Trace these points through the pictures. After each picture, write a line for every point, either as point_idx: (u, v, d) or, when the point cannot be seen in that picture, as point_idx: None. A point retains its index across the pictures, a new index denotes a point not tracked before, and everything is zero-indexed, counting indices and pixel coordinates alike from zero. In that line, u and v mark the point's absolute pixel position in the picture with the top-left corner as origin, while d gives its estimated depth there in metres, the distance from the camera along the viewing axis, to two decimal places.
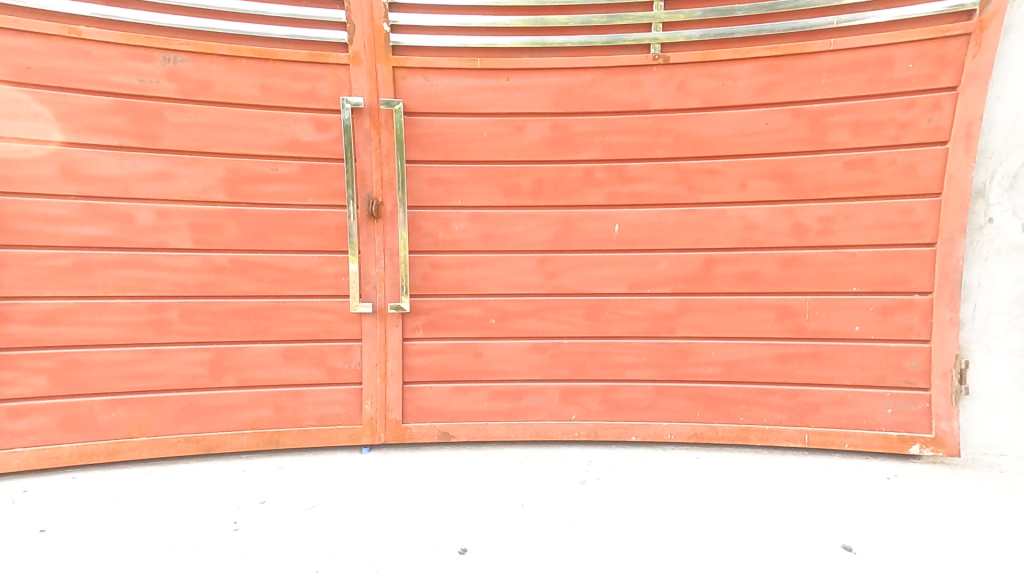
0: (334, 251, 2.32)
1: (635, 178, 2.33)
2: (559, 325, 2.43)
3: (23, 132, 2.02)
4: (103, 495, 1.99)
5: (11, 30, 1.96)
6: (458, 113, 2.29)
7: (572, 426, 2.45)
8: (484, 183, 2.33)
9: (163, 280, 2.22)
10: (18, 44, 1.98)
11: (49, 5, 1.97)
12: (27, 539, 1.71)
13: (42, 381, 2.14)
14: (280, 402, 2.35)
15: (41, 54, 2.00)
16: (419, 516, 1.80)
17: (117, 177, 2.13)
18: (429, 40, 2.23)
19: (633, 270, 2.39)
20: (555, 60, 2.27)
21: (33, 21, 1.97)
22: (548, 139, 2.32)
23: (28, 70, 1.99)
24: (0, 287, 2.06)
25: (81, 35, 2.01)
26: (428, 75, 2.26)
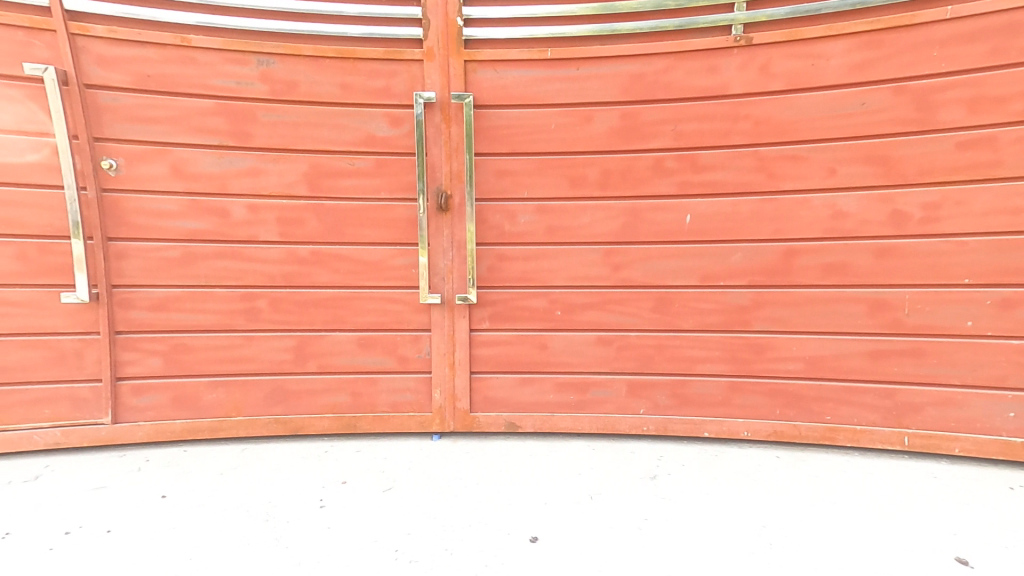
0: (406, 243, 2.40)
1: (709, 167, 2.25)
2: (627, 317, 2.39)
3: (141, 135, 2.23)
4: (207, 468, 2.18)
5: (135, 41, 2.16)
6: (527, 105, 2.29)
7: (640, 420, 2.41)
8: (551, 175, 2.33)
9: (252, 271, 2.37)
10: (138, 54, 2.18)
11: (162, 17, 2.16)
12: (151, 503, 1.90)
13: (156, 362, 2.37)
14: (356, 389, 2.46)
15: (156, 63, 2.19)
16: (491, 503, 1.84)
17: (215, 175, 2.30)
18: (500, 33, 2.25)
19: (705, 261, 2.31)
20: (627, 47, 2.22)
21: (153, 32, 2.16)
22: (617, 129, 2.27)
23: (148, 78, 2.19)
24: (124, 276, 2.29)
25: (190, 43, 2.18)
26: (498, 68, 2.27)
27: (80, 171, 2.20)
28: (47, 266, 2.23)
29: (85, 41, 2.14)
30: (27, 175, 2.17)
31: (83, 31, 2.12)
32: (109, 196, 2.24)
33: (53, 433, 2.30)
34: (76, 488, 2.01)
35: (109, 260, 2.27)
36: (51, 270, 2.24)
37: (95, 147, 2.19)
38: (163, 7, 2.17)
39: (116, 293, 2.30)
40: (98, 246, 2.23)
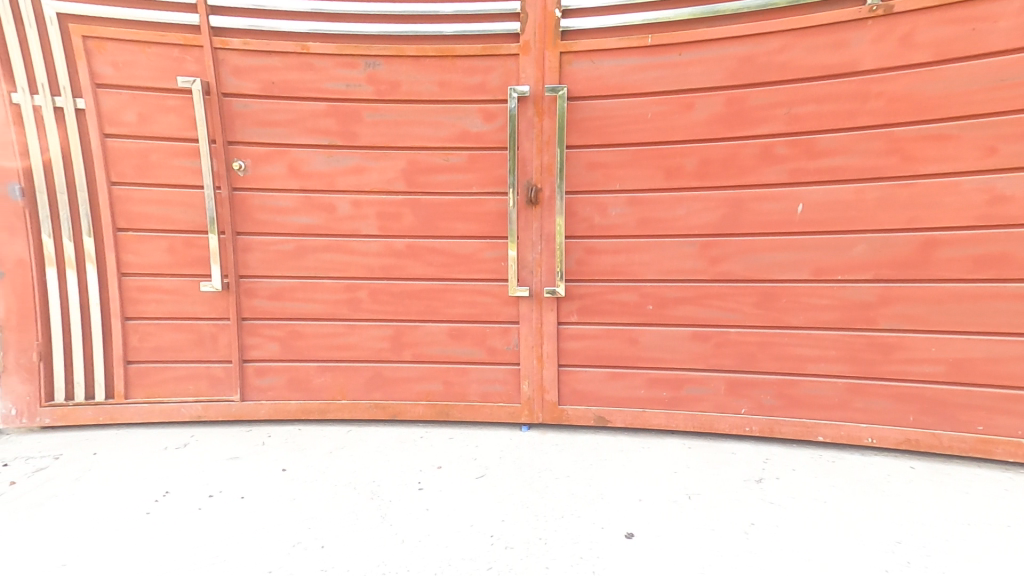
0: (496, 236, 2.44)
1: (828, 152, 2.08)
2: (726, 313, 2.28)
3: (265, 137, 2.44)
4: (319, 447, 2.38)
5: (264, 51, 2.37)
6: (625, 94, 2.24)
7: (742, 421, 2.29)
8: (645, 166, 2.26)
9: (354, 264, 2.53)
10: (266, 63, 2.39)
11: (285, 28, 2.35)
12: (273, 475, 2.13)
13: (274, 346, 2.60)
14: (448, 377, 2.56)
15: (280, 70, 2.39)
16: (583, 497, 1.84)
17: (324, 173, 2.47)
18: (598, 21, 2.21)
19: (819, 254, 2.15)
20: (732, 28, 2.10)
21: (279, 42, 2.36)
22: (720, 115, 2.17)
23: (272, 84, 2.40)
24: (248, 267, 2.54)
25: (309, 51, 2.36)
26: (594, 58, 2.24)
27: (216, 173, 2.46)
28: (189, 258, 2.53)
29: (225, 54, 2.38)
30: (177, 176, 2.46)
31: (224, 45, 2.36)
32: (239, 194, 2.48)
33: (195, 406, 2.60)
34: (219, 455, 2.32)
35: (238, 252, 2.52)
36: (193, 262, 2.53)
37: (229, 150, 2.45)
38: (285, 18, 2.36)
39: (242, 282, 2.55)
40: (230, 240, 2.48)
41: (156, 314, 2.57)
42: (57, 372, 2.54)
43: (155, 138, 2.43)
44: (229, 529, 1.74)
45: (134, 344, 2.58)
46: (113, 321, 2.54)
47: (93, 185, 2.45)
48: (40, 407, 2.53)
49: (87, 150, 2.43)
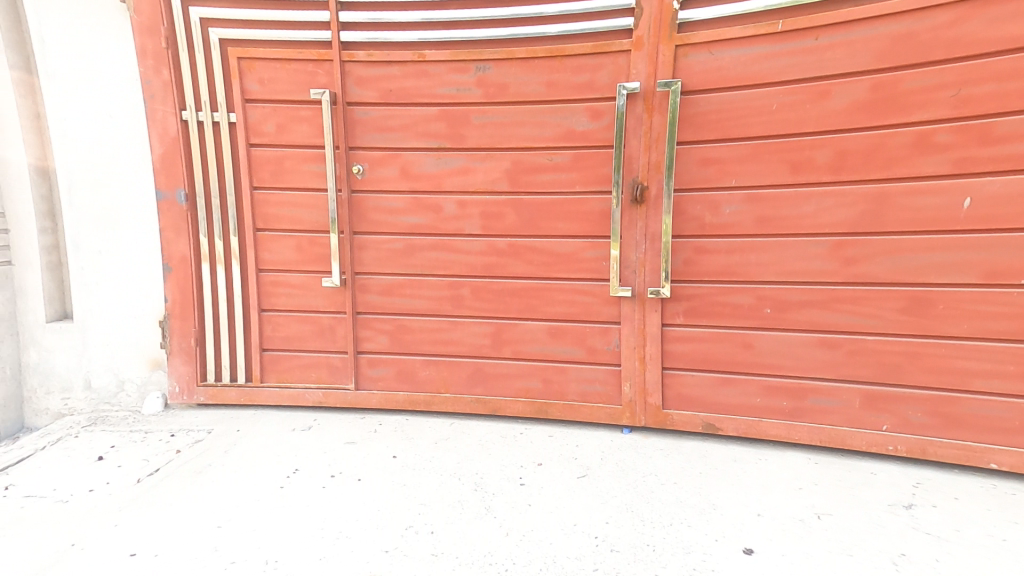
0: (598, 235, 2.41)
1: (1007, 138, 1.82)
2: (863, 319, 2.08)
3: (381, 142, 2.61)
4: (426, 437, 2.50)
5: (385, 61, 2.53)
6: (753, 85, 2.11)
7: (884, 439, 2.09)
8: (767, 161, 2.13)
9: (459, 262, 2.63)
10: (386, 72, 2.55)
11: (403, 38, 2.50)
12: (385, 461, 2.27)
13: (384, 339, 2.77)
14: (547, 375, 2.57)
15: (398, 78, 2.54)
16: (693, 506, 1.77)
17: (433, 175, 2.59)
18: (720, 10, 2.11)
19: (990, 254, 1.89)
20: (876, 7, 1.91)
21: (397, 52, 2.51)
22: (864, 102, 1.98)
23: (390, 92, 2.56)
24: (363, 264, 2.73)
25: (425, 58, 2.49)
26: (713, 49, 2.14)
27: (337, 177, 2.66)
28: (313, 255, 2.76)
29: (351, 66, 2.57)
30: (306, 180, 2.70)
31: (351, 57, 2.55)
32: (356, 196, 2.67)
33: (318, 393, 2.84)
34: (336, 439, 2.52)
35: (354, 250, 2.72)
36: (315, 259, 2.77)
37: (350, 155, 2.64)
38: (404, 29, 2.50)
39: (356, 279, 2.74)
40: (348, 239, 2.68)
41: (286, 306, 2.84)
42: (208, 356, 2.89)
43: (288, 146, 2.69)
44: (350, 508, 1.88)
45: (268, 334, 2.87)
46: (251, 313, 2.85)
47: (239, 191, 2.76)
48: (196, 386, 2.90)
49: (235, 160, 2.74)
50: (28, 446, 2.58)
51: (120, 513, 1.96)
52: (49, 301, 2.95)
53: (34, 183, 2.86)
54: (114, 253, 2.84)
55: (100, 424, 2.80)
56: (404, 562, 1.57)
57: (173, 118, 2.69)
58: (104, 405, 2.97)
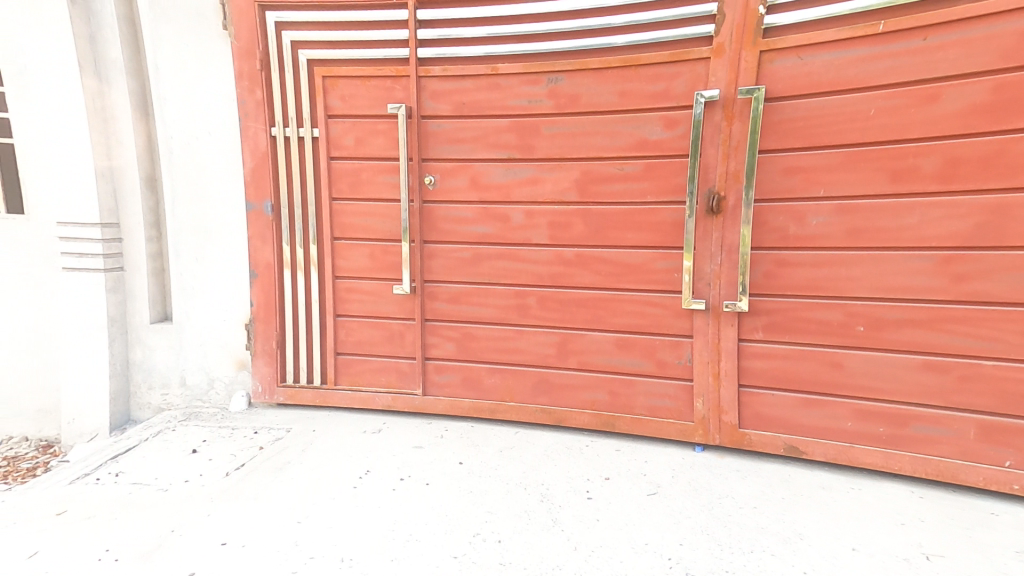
0: (670, 246, 2.35)
1: None
2: (976, 342, 1.90)
3: (453, 154, 2.68)
4: (490, 445, 2.52)
5: (459, 75, 2.61)
6: (849, 90, 1.99)
7: (1005, 476, 1.89)
8: (864, 170, 2.00)
9: (525, 271, 2.64)
10: (460, 86, 2.62)
11: (477, 53, 2.56)
12: (452, 467, 2.30)
13: (451, 346, 2.83)
14: (614, 388, 2.52)
15: (471, 91, 2.60)
16: (776, 534, 1.68)
17: (502, 185, 2.63)
18: (811, 13, 2.01)
19: None
20: (993, 3, 1.76)
21: (470, 66, 2.58)
22: (980, 106, 1.81)
23: (463, 105, 2.62)
24: (432, 273, 2.80)
25: (498, 71, 2.53)
26: (803, 54, 2.05)
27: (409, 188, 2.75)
28: (385, 263, 2.87)
29: (427, 80, 2.66)
30: (381, 192, 2.82)
31: (427, 73, 2.64)
32: (427, 206, 2.76)
33: (387, 397, 2.94)
34: (405, 443, 2.58)
35: (424, 259, 2.79)
36: (387, 267, 2.87)
37: (423, 167, 2.73)
38: (478, 44, 2.56)
39: (425, 286, 2.82)
40: (418, 248, 2.76)
41: (358, 312, 2.96)
42: (288, 358, 3.06)
43: (366, 158, 2.82)
44: (420, 512, 1.93)
45: (341, 338, 3.01)
46: (327, 318, 2.99)
47: (318, 201, 2.91)
48: (276, 387, 3.08)
49: (316, 172, 2.90)
50: (134, 437, 2.84)
51: (212, 504, 2.12)
52: (153, 303, 3.25)
53: (143, 195, 3.15)
54: (210, 260, 3.08)
55: (194, 419, 3.04)
56: (472, 569, 1.59)
57: (263, 134, 2.89)
58: (197, 401, 3.22)
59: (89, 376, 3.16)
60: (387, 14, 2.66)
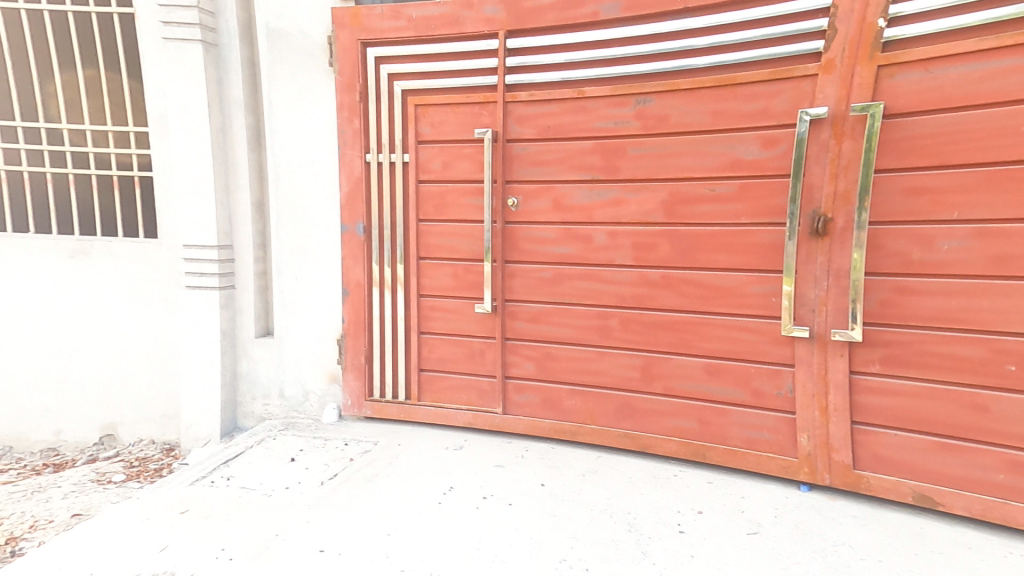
0: (767, 270, 2.24)
1: None
2: None
3: (537, 176, 2.72)
4: (573, 468, 2.48)
5: (544, 100, 2.66)
6: (987, 105, 1.82)
7: None
8: (1005, 191, 1.81)
9: (607, 292, 2.61)
10: (546, 110, 2.66)
11: (564, 77, 2.60)
12: (534, 488, 2.29)
13: (531, 366, 2.83)
14: (704, 416, 2.41)
15: (557, 115, 2.64)
16: None
17: (584, 206, 2.63)
18: (941, 23, 1.87)
19: None
20: None
21: (556, 90, 2.62)
22: None
23: (548, 128, 2.66)
24: (513, 292, 2.83)
25: (584, 95, 2.56)
26: (931, 67, 1.89)
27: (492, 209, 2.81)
28: (467, 282, 2.95)
29: (513, 106, 2.73)
30: (466, 213, 2.91)
31: (514, 99, 2.71)
32: (509, 227, 2.81)
33: (468, 414, 2.99)
34: (486, 461, 2.61)
35: (505, 278, 2.84)
36: (469, 286, 2.95)
37: (506, 189, 2.79)
38: (562, 69, 2.61)
39: (506, 305, 2.85)
40: (500, 268, 2.81)
41: (441, 329, 3.05)
42: (375, 373, 3.20)
43: (451, 181, 2.92)
44: (505, 533, 1.94)
45: (425, 355, 3.10)
46: (412, 335, 3.10)
47: (406, 223, 3.05)
48: (364, 401, 3.22)
49: (406, 196, 3.04)
50: (242, 443, 3.07)
51: (311, 511, 2.24)
52: (258, 319, 3.53)
53: (255, 220, 3.46)
54: (308, 280, 3.31)
55: (291, 429, 3.25)
56: None
57: (358, 161, 3.08)
58: (294, 412, 3.45)
59: (204, 385, 3.47)
60: (484, 43, 2.76)
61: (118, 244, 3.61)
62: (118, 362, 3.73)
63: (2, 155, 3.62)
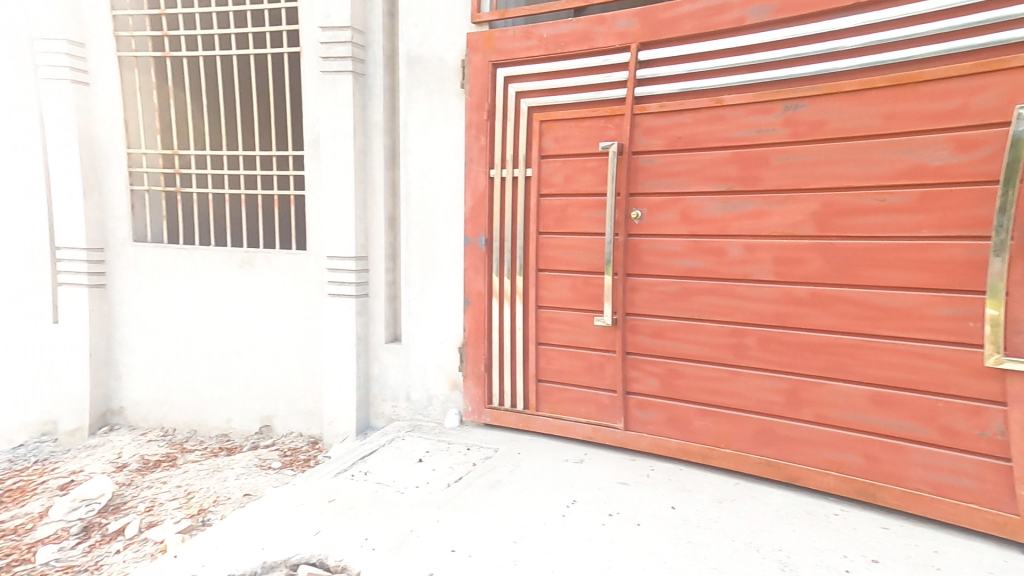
0: (961, 290, 1.96)
1: None
2: None
3: (663, 188, 2.61)
4: (710, 493, 2.33)
5: (673, 111, 2.55)
6: None
7: None
8: None
9: (742, 309, 2.43)
10: (677, 120, 2.55)
11: (699, 87, 2.48)
12: (664, 511, 2.19)
13: (653, 382, 2.70)
14: (871, 451, 2.16)
15: (689, 124, 2.51)
16: None
17: (717, 219, 2.47)
18: None
19: None
20: None
21: (688, 100, 2.51)
22: None
23: (678, 139, 2.55)
24: (634, 306, 2.73)
25: (722, 103, 2.42)
26: None
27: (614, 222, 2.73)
28: (587, 294, 2.90)
29: (641, 118, 2.65)
30: (587, 226, 2.86)
31: (642, 110, 2.63)
32: (631, 239, 2.71)
33: (586, 427, 2.92)
34: (608, 478, 2.52)
35: (626, 292, 2.74)
36: (589, 298, 2.89)
37: (630, 202, 2.70)
38: (681, 80, 2.53)
39: (625, 319, 2.76)
40: (621, 281, 2.71)
41: (559, 341, 3.02)
42: (495, 382, 3.25)
43: (574, 195, 2.90)
44: (636, 555, 1.90)
45: (541, 366, 3.09)
46: (530, 345, 3.10)
47: (526, 236, 3.08)
48: (484, 408, 3.28)
49: (526, 208, 3.07)
50: (375, 441, 3.26)
51: (441, 511, 2.33)
52: (388, 325, 3.76)
53: (391, 233, 3.74)
54: (434, 289, 3.45)
55: (418, 431, 3.39)
56: None
57: (483, 176, 3.17)
58: (419, 415, 3.61)
59: (342, 385, 3.75)
60: (601, 59, 2.76)
61: (278, 256, 4.03)
62: (274, 360, 4.15)
63: (200, 179, 4.22)
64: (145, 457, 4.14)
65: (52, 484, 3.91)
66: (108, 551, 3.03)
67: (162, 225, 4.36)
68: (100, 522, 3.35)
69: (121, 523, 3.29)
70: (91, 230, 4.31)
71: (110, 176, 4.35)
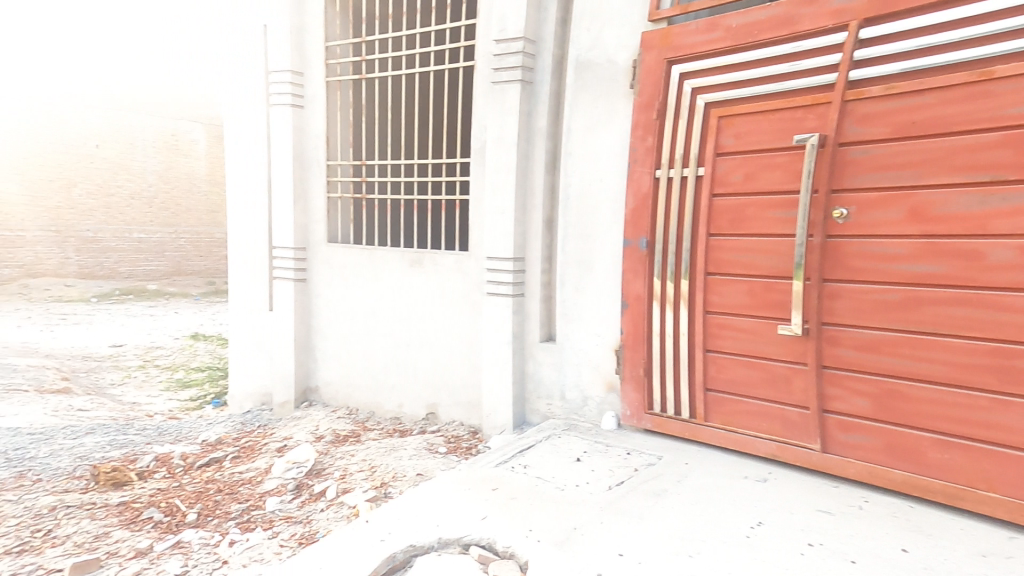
0: None
1: None
2: None
3: (877, 182, 2.33)
4: (969, 545, 2.00)
5: (905, 93, 2.26)
6: None
7: None
8: None
9: (1014, 322, 2.05)
10: (908, 104, 2.25)
11: (958, 58, 2.15)
12: (894, 554, 1.96)
13: (863, 403, 2.42)
14: None
15: (929, 107, 2.20)
16: None
17: (974, 215, 2.11)
18: None
19: None
20: None
21: (940, 76, 2.18)
22: None
23: (911, 125, 2.25)
24: (834, 316, 2.47)
25: (992, 76, 2.07)
26: None
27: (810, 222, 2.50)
28: (767, 301, 2.70)
29: (854, 104, 2.38)
30: (770, 227, 2.67)
31: (857, 96, 2.37)
32: (832, 241, 2.46)
33: (771, 444, 2.69)
34: (805, 503, 2.32)
35: (822, 299, 2.49)
36: (770, 305, 2.70)
37: (830, 199, 2.45)
38: (907, 59, 2.26)
39: (824, 330, 2.51)
40: (815, 287, 2.48)
41: (731, 349, 2.84)
42: (654, 388, 3.15)
43: (757, 193, 2.71)
44: None
45: (710, 374, 2.94)
46: (696, 351, 2.97)
47: (693, 238, 2.96)
48: (643, 413, 3.19)
49: (695, 208, 2.95)
50: (532, 437, 3.35)
51: (604, 514, 2.35)
52: (543, 324, 3.84)
53: (546, 236, 3.80)
54: (590, 291, 3.47)
55: (574, 430, 3.42)
56: None
57: (647, 177, 3.10)
58: (573, 414, 3.64)
59: (500, 380, 3.91)
60: (790, 46, 2.57)
61: (442, 256, 4.41)
62: (440, 353, 4.52)
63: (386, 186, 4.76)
64: (337, 430, 4.80)
65: (271, 446, 4.72)
66: (315, 509, 3.64)
67: (349, 227, 5.05)
68: (307, 483, 3.98)
69: (323, 487, 3.86)
70: (297, 233, 5.10)
71: (314, 186, 5.08)
